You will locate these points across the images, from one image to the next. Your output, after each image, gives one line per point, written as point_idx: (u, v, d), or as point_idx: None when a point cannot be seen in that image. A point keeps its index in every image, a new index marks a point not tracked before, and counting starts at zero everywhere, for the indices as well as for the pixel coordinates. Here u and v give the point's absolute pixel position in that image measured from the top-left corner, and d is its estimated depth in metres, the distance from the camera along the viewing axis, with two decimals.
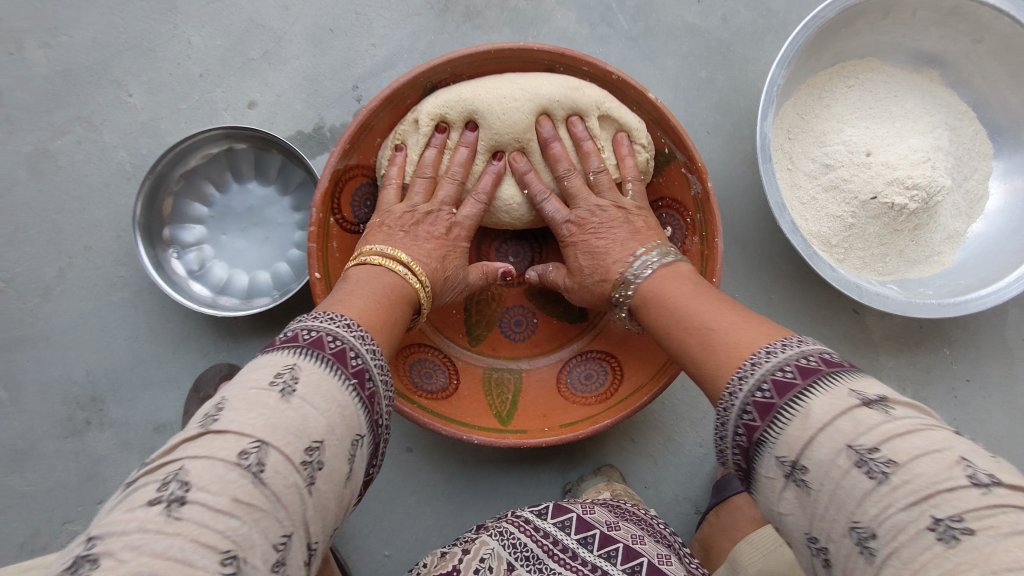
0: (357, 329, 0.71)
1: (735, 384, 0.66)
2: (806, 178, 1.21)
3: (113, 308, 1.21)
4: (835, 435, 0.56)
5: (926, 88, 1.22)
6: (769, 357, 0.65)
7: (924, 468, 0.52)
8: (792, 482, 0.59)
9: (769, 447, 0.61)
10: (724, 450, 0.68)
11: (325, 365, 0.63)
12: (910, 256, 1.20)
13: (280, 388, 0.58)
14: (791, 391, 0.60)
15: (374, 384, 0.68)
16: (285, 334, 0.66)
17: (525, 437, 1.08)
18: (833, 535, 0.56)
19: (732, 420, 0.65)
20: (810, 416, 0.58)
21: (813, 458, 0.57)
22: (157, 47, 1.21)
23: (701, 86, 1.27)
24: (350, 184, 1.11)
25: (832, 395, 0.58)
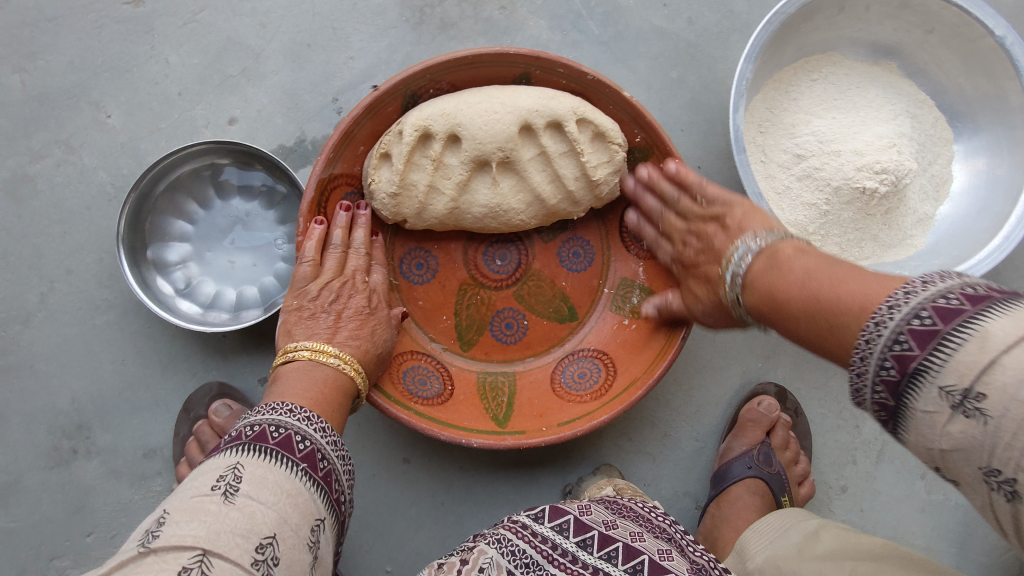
0: (303, 414, 0.82)
1: (871, 329, 0.59)
2: (780, 169, 1.24)
3: (97, 332, 1.18)
4: (970, 364, 0.52)
5: (885, 78, 1.28)
6: (910, 294, 0.57)
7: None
8: (960, 416, 0.53)
9: (931, 376, 0.54)
10: (862, 392, 0.60)
11: (270, 458, 0.72)
12: (885, 240, 1.23)
13: (224, 490, 0.66)
14: (960, 318, 0.53)
15: (330, 464, 0.78)
16: (231, 435, 0.75)
17: (524, 437, 1.09)
18: (984, 465, 0.52)
19: (874, 354, 0.58)
20: (987, 338, 0.51)
21: (994, 385, 0.50)
22: (135, 68, 1.22)
23: (673, 85, 1.31)
24: (335, 194, 1.12)
25: (1013, 318, 0.51)
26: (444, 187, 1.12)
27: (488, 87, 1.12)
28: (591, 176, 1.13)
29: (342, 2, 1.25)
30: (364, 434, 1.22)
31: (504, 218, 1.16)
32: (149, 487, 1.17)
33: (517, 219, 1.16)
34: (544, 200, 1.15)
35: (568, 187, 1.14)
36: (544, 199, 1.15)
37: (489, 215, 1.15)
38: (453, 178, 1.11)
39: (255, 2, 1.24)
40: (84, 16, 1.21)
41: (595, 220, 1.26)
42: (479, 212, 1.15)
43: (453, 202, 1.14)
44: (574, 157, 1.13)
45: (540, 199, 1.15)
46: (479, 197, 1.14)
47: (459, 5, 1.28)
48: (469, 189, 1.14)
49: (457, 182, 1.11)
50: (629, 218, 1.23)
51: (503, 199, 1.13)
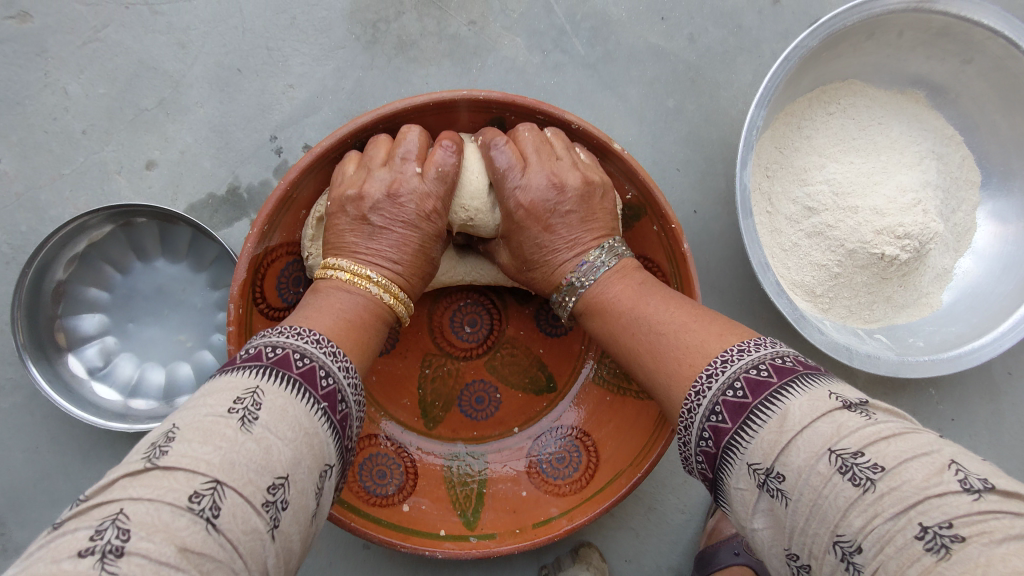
0: (330, 345, 0.64)
1: (702, 381, 0.61)
2: (788, 221, 1.09)
3: (4, 416, 1.02)
4: (814, 439, 0.51)
5: (911, 112, 1.12)
6: (736, 359, 0.60)
7: (912, 473, 0.47)
8: (766, 492, 0.54)
9: (739, 452, 0.56)
10: (692, 461, 0.63)
11: (294, 389, 0.57)
12: (900, 302, 1.10)
13: (242, 414, 0.52)
14: (792, 374, 0.56)
15: (348, 407, 0.63)
16: (247, 352, 0.60)
17: (494, 543, 0.95)
18: (814, 549, 0.50)
19: (697, 423, 0.60)
20: (785, 417, 0.53)
21: (791, 464, 0.52)
22: (27, 100, 1.01)
23: (669, 116, 1.13)
24: (273, 265, 0.95)
25: (809, 396, 0.54)
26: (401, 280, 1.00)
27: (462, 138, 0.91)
28: None
29: (278, 16, 1.05)
30: None
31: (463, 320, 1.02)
32: None
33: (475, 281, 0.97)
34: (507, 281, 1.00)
35: None
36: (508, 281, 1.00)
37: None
38: None
39: (172, 17, 1.04)
40: None
41: None
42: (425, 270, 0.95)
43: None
44: None
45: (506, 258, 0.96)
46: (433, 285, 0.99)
47: (420, 20, 1.07)
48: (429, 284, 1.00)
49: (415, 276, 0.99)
50: None
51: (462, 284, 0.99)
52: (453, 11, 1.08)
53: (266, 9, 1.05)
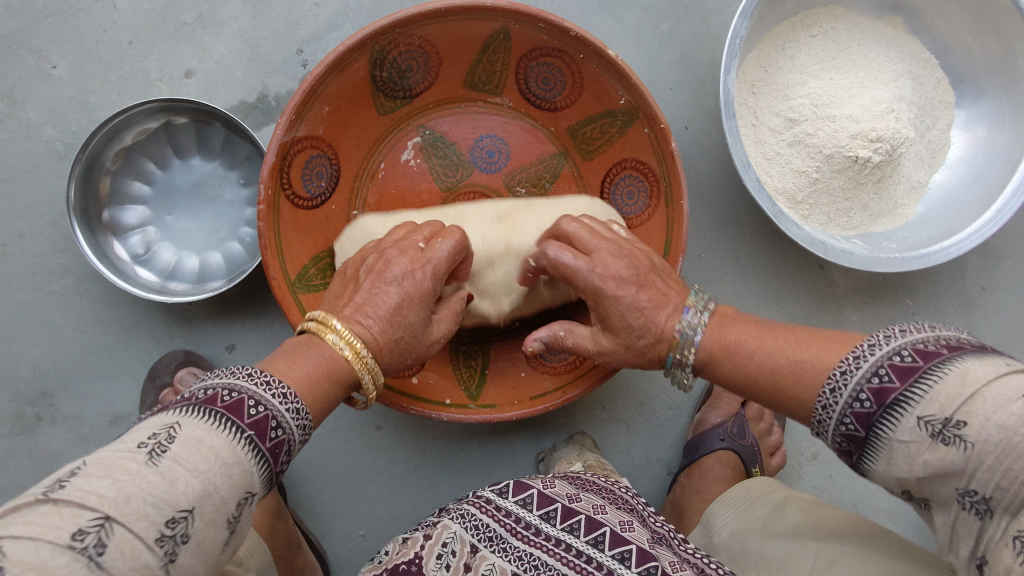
0: (278, 386, 0.64)
1: (827, 395, 0.62)
2: (771, 133, 1.18)
3: (55, 298, 1.14)
4: (1000, 392, 0.53)
5: (889, 35, 1.20)
6: (874, 348, 0.60)
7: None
8: (938, 441, 0.55)
9: (909, 406, 0.56)
10: (825, 421, 0.63)
11: (215, 421, 0.57)
12: (875, 210, 1.19)
13: (151, 448, 0.53)
14: (939, 357, 0.56)
15: (285, 432, 0.62)
16: (198, 395, 0.59)
17: (495, 411, 1.06)
18: (1000, 484, 0.53)
19: (837, 408, 0.61)
20: (965, 373, 0.54)
21: (976, 414, 0.53)
22: (80, 13, 1.12)
23: (663, 39, 1.23)
24: (300, 157, 1.04)
25: (985, 360, 0.55)
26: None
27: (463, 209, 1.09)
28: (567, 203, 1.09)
29: None
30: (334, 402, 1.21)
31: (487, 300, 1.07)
32: None
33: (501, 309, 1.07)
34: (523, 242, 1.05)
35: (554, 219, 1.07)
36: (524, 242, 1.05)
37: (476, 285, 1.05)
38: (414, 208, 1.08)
39: None
40: None
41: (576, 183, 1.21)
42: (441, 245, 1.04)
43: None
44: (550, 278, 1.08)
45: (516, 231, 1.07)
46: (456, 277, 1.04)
47: None
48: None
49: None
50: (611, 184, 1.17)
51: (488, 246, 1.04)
52: None
53: None
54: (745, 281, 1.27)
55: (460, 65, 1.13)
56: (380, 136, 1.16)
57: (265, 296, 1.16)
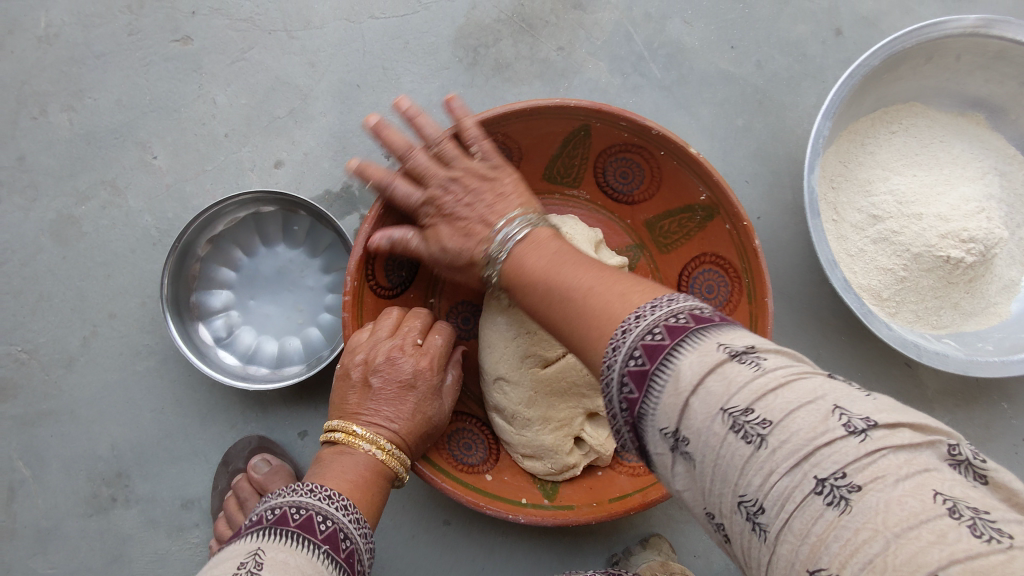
0: (339, 501, 0.78)
1: (618, 340, 0.57)
2: (853, 229, 1.16)
3: (138, 378, 1.16)
4: (708, 398, 0.49)
5: (971, 132, 1.19)
6: (641, 318, 0.56)
7: (799, 424, 0.46)
8: (679, 456, 0.52)
9: (650, 421, 0.53)
10: (620, 430, 0.58)
11: (294, 542, 0.68)
12: (967, 309, 1.14)
13: (245, 573, 0.63)
14: (683, 335, 0.53)
15: (352, 544, 0.74)
16: (252, 518, 0.72)
17: (572, 512, 1.02)
18: (722, 509, 0.50)
19: (612, 399, 0.57)
20: (678, 378, 0.51)
21: (692, 426, 0.50)
22: (182, 108, 1.19)
23: (738, 134, 1.23)
24: (385, 248, 1.07)
25: (699, 352, 0.51)
26: (529, 414, 1.05)
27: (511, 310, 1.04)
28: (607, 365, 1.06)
29: (393, 41, 1.21)
30: (401, 494, 1.18)
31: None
32: (186, 538, 1.14)
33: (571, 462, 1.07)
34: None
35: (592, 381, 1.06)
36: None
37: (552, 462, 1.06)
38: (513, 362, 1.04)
39: (305, 41, 1.21)
40: (133, 53, 1.20)
41: (652, 274, 1.22)
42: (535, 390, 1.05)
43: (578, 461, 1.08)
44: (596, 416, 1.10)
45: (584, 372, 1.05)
46: (500, 323, 1.05)
47: (515, 45, 1.22)
48: (553, 393, 1.06)
49: (530, 378, 1.04)
50: (688, 278, 1.17)
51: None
52: (544, 39, 1.23)
53: (383, 35, 1.21)
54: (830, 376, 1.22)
55: (539, 160, 1.15)
56: None
57: None
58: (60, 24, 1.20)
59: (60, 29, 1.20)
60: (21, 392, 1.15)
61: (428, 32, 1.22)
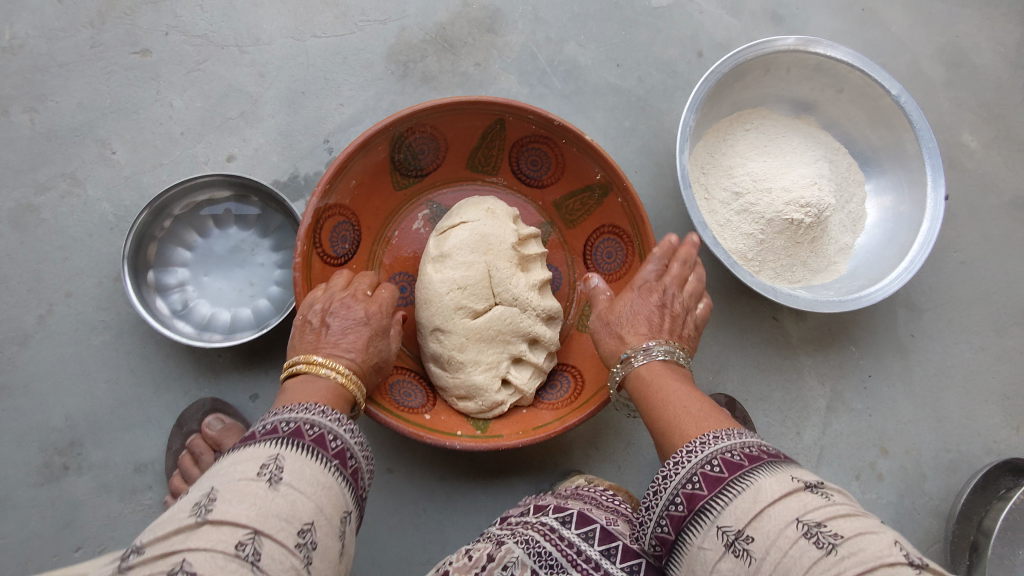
0: (335, 417, 0.88)
1: (672, 466, 0.77)
2: (722, 205, 1.42)
3: (93, 351, 1.24)
4: (785, 510, 0.66)
5: (806, 130, 1.50)
6: (706, 445, 0.76)
7: (864, 544, 0.62)
8: (732, 552, 0.67)
9: (712, 515, 0.70)
10: (657, 517, 0.76)
11: (308, 454, 0.79)
12: (813, 265, 1.41)
13: (269, 477, 0.73)
14: (741, 470, 0.71)
15: (357, 462, 0.86)
16: (267, 428, 0.82)
17: (502, 440, 1.18)
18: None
19: (672, 488, 0.75)
20: (760, 490, 0.68)
21: (761, 527, 0.66)
22: (141, 110, 1.33)
23: (626, 133, 1.50)
24: (330, 221, 1.22)
25: (775, 476, 0.70)
26: (462, 357, 1.21)
27: (447, 270, 1.23)
28: (530, 314, 1.24)
29: (333, 56, 1.41)
30: None
31: (549, 338, 1.26)
32: (139, 500, 1.20)
33: (501, 402, 1.22)
34: (487, 238, 1.25)
35: (517, 327, 1.24)
36: (488, 235, 1.25)
37: (484, 399, 1.21)
38: (448, 312, 1.21)
39: (254, 55, 1.39)
40: (94, 63, 1.33)
41: (563, 247, 1.42)
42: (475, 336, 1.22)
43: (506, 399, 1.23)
44: (522, 363, 1.27)
45: (510, 318, 1.23)
46: (435, 282, 1.23)
47: (439, 61, 1.45)
48: (483, 340, 1.23)
49: (463, 327, 1.21)
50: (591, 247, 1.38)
51: (448, 238, 1.26)
52: (463, 56, 1.46)
53: (324, 51, 1.41)
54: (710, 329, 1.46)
55: (462, 151, 1.36)
56: (394, 208, 1.36)
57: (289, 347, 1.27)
58: (25, 37, 1.32)
59: (24, 41, 1.32)
60: None
61: (364, 49, 1.43)
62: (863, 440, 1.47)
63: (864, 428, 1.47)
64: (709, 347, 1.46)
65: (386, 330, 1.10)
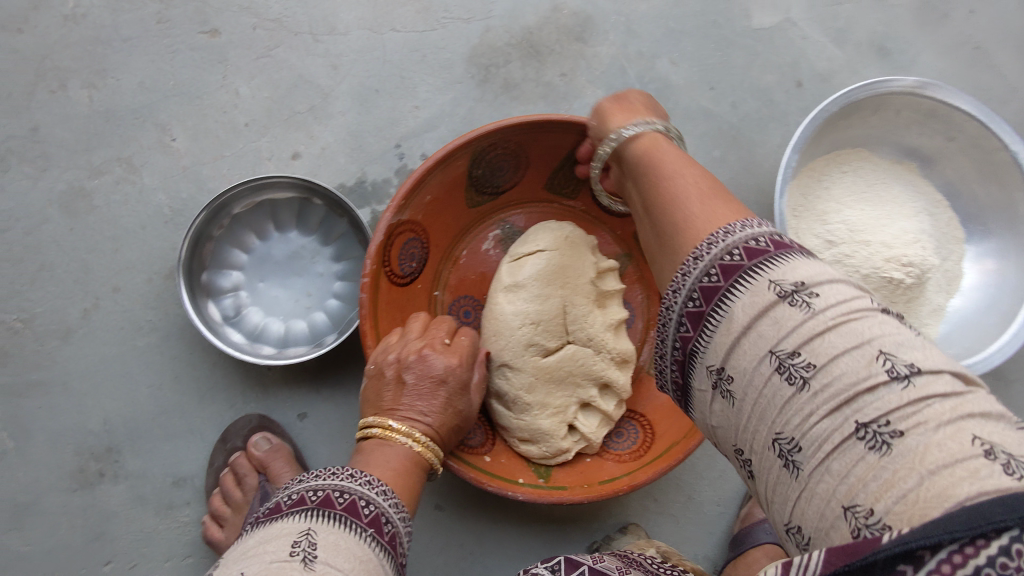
0: (381, 486, 0.83)
1: (679, 278, 0.63)
2: (812, 252, 1.32)
3: (137, 353, 1.16)
4: (759, 341, 0.55)
5: (907, 177, 1.39)
6: (727, 235, 0.61)
7: (844, 369, 0.51)
8: (718, 393, 0.59)
9: (700, 355, 0.60)
10: (666, 367, 0.66)
11: (341, 524, 0.74)
12: (905, 326, 1.31)
13: (302, 556, 0.67)
14: (739, 271, 0.58)
15: (395, 526, 0.81)
16: (294, 498, 0.76)
17: (566, 492, 1.10)
18: (756, 446, 0.56)
19: (674, 315, 0.63)
20: (733, 320, 0.57)
21: (739, 365, 0.56)
22: (204, 95, 1.24)
23: (714, 163, 1.39)
24: (401, 237, 1.14)
25: (807, 264, 0.57)
26: (529, 398, 1.14)
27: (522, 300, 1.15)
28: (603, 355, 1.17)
29: (412, 53, 1.31)
30: None
31: (622, 383, 1.18)
32: (175, 516, 1.14)
33: (569, 450, 1.15)
34: (565, 269, 1.17)
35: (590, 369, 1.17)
36: (565, 266, 1.17)
37: (550, 448, 1.14)
38: (520, 350, 1.13)
39: (328, 45, 1.29)
40: (159, 40, 1.24)
41: (639, 283, 1.32)
42: (546, 378, 1.15)
43: (573, 448, 1.16)
44: (592, 408, 1.19)
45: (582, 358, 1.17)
46: (506, 313, 1.14)
47: (522, 68, 1.35)
48: (552, 380, 1.16)
49: (533, 364, 1.14)
50: None
51: (523, 264, 1.17)
52: (549, 64, 1.36)
53: (403, 47, 1.31)
54: None
55: (543, 171, 1.26)
56: (465, 226, 1.27)
57: (343, 366, 1.20)
58: (88, 6, 1.24)
59: (87, 9, 1.23)
60: (13, 361, 1.15)
61: (445, 49, 1.33)
62: None
63: None
64: None
65: (465, 385, 1.02)
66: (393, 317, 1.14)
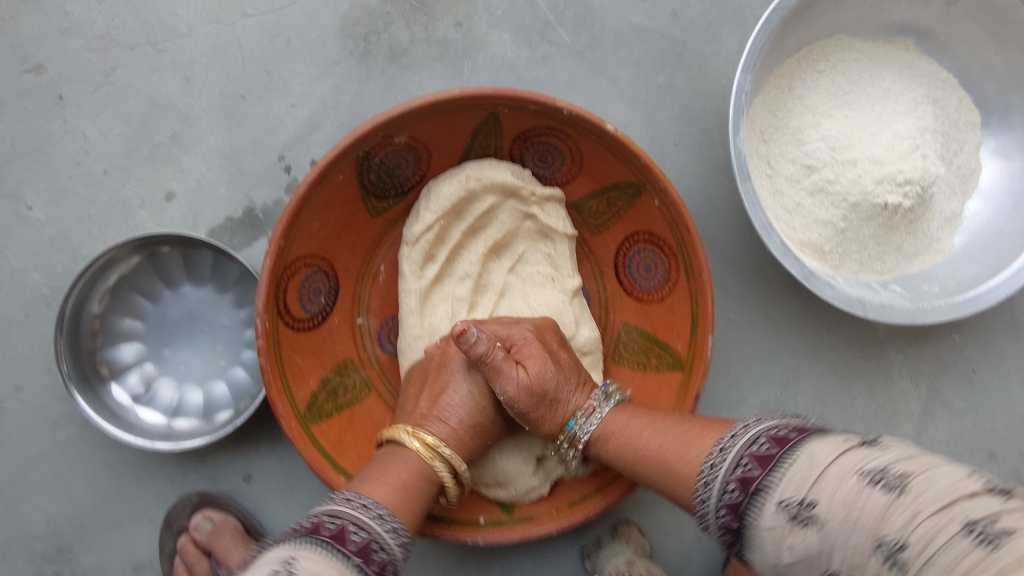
0: (376, 511, 0.73)
1: (706, 472, 0.68)
2: (789, 182, 1.10)
3: (61, 447, 1.09)
4: (844, 466, 0.57)
5: (902, 60, 1.12)
6: (732, 443, 0.67)
7: (941, 480, 0.53)
8: (797, 524, 0.58)
9: (769, 493, 0.61)
10: (712, 526, 0.67)
11: (324, 549, 0.64)
12: (910, 250, 1.11)
13: (279, 573, 0.59)
14: (788, 444, 0.62)
15: (387, 555, 0.69)
16: (294, 527, 0.68)
17: (531, 525, 0.98)
18: (860, 558, 0.55)
19: (720, 479, 0.66)
20: (812, 458, 0.60)
21: (823, 492, 0.57)
22: (50, 149, 1.08)
23: (661, 94, 1.15)
24: (295, 277, 0.98)
25: (828, 441, 0.61)
26: None
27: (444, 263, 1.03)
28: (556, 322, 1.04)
29: (273, 41, 1.09)
30: None
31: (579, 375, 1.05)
32: None
33: (536, 480, 1.02)
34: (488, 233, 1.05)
35: None
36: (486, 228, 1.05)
37: (514, 483, 1.01)
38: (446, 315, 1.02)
39: (174, 53, 1.09)
40: None
41: (588, 258, 1.15)
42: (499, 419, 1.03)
43: (541, 484, 1.02)
44: None
45: None
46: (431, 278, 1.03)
47: (408, 29, 1.11)
48: None
49: None
50: (624, 258, 1.10)
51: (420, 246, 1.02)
52: (439, 16, 1.12)
53: (261, 36, 1.09)
54: (779, 332, 1.19)
55: (450, 155, 1.06)
56: (375, 238, 1.10)
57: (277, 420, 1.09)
58: None
59: None
60: None
61: (310, 25, 1.10)
62: (966, 442, 1.22)
63: (967, 430, 1.22)
64: (780, 353, 1.20)
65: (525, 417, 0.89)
66: (310, 366, 1.01)
